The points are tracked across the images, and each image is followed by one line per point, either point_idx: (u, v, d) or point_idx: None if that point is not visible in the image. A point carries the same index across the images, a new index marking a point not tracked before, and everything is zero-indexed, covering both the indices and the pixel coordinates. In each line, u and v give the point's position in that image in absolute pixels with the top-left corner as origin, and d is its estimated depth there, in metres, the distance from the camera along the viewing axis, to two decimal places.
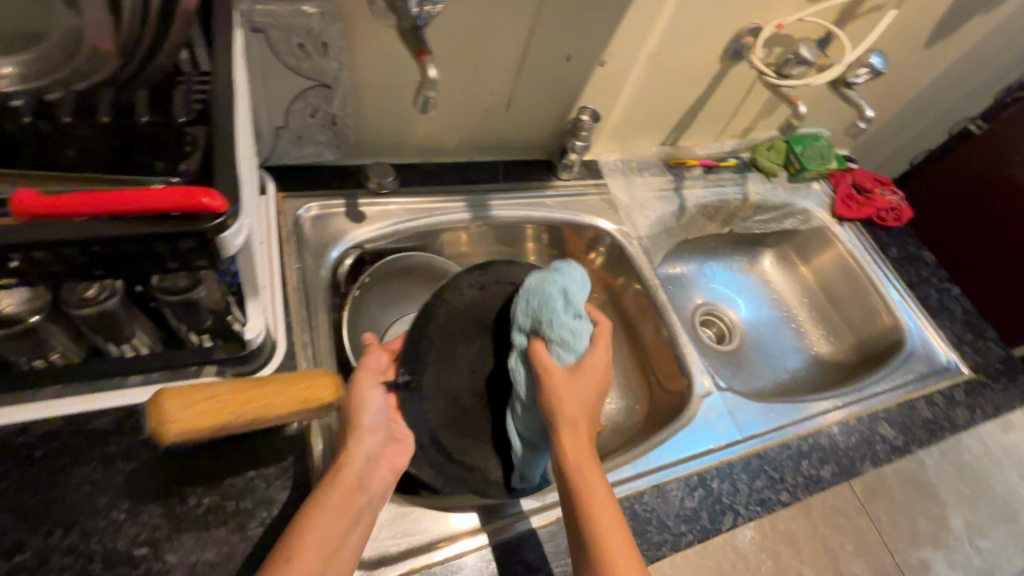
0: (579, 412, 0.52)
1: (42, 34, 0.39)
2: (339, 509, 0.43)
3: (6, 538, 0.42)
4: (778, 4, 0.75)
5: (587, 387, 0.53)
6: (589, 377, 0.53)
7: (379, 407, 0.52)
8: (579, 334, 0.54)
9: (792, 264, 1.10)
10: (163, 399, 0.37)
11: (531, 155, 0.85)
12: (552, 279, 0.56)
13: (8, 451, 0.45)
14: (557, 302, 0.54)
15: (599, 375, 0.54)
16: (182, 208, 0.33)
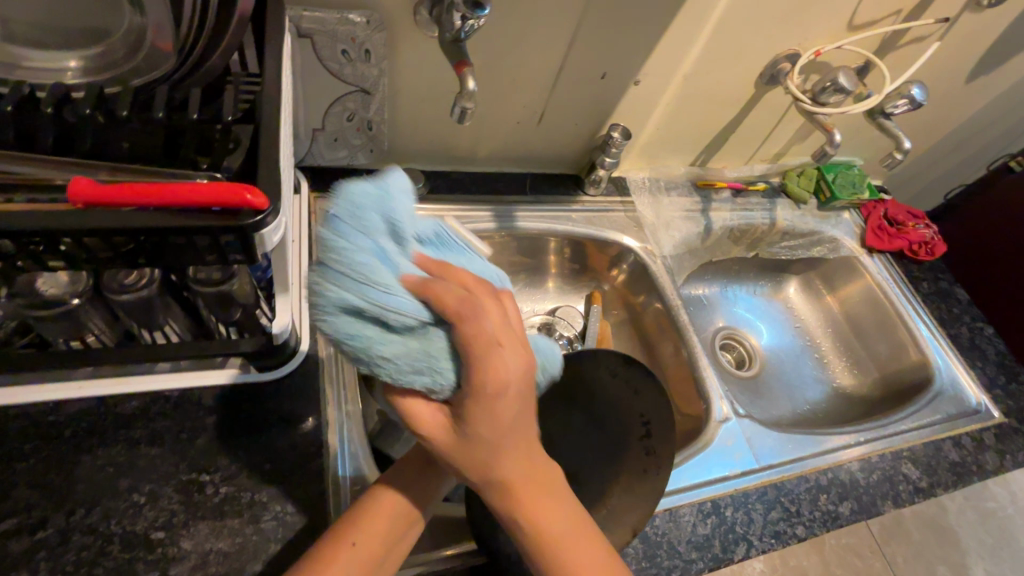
0: (488, 469, 0.37)
1: (104, 31, 0.42)
2: (406, 497, 0.42)
3: (32, 513, 0.43)
4: (817, 32, 0.74)
5: (478, 431, 0.35)
6: (473, 420, 0.35)
7: None
8: (422, 357, 0.33)
9: (818, 293, 1.08)
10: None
11: (559, 169, 0.86)
12: (323, 300, 0.32)
13: (40, 428, 0.46)
14: (356, 331, 0.32)
15: (485, 407, 0.34)
16: (226, 203, 0.34)
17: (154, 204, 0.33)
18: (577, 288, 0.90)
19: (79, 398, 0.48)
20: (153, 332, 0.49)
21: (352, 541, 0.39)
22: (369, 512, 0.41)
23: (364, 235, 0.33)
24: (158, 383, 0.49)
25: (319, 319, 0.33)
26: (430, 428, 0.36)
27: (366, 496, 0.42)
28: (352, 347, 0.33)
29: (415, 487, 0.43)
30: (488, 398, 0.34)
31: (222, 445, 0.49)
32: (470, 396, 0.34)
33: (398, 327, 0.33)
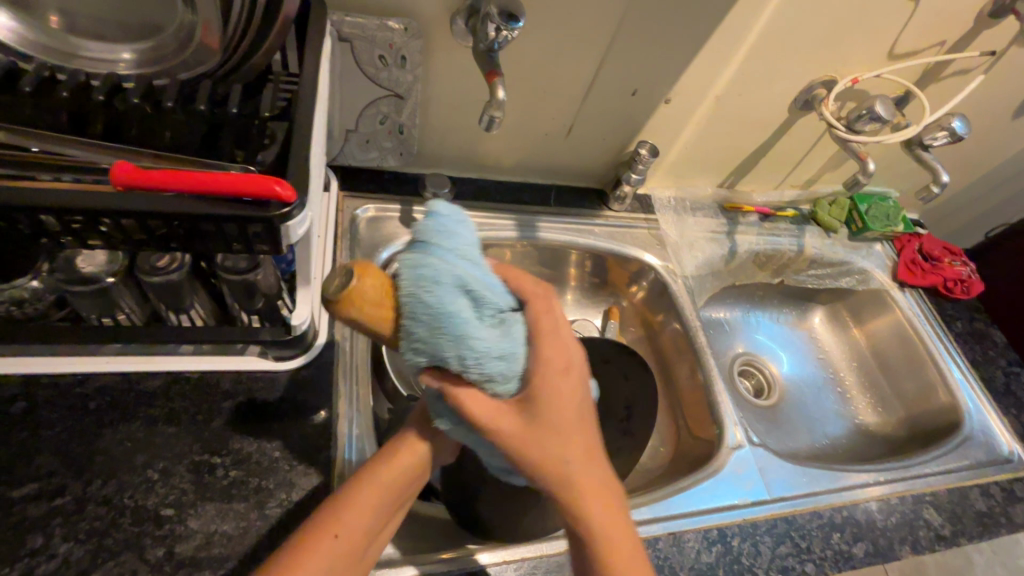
0: (546, 454, 0.37)
1: (158, 27, 0.44)
2: (386, 495, 0.42)
3: (53, 480, 0.45)
4: (854, 59, 0.73)
5: (545, 425, 0.37)
6: (544, 410, 0.37)
7: None
8: (508, 341, 0.35)
9: (844, 325, 1.05)
10: (373, 284, 0.32)
11: (585, 183, 0.86)
12: (424, 272, 0.32)
13: (68, 398, 0.48)
14: (460, 307, 0.32)
15: (556, 388, 0.37)
16: (256, 193, 0.35)
17: (186, 190, 0.35)
18: (595, 303, 0.90)
19: (106, 372, 0.50)
20: (179, 315, 0.51)
21: (333, 535, 0.38)
22: (349, 505, 0.40)
23: (459, 228, 0.35)
24: (182, 363, 0.52)
25: (416, 293, 0.32)
26: (499, 429, 0.36)
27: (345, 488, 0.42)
28: (454, 325, 0.32)
29: (396, 484, 0.43)
30: (555, 379, 0.37)
31: (235, 428, 0.50)
32: (543, 377, 0.37)
33: (488, 310, 0.34)
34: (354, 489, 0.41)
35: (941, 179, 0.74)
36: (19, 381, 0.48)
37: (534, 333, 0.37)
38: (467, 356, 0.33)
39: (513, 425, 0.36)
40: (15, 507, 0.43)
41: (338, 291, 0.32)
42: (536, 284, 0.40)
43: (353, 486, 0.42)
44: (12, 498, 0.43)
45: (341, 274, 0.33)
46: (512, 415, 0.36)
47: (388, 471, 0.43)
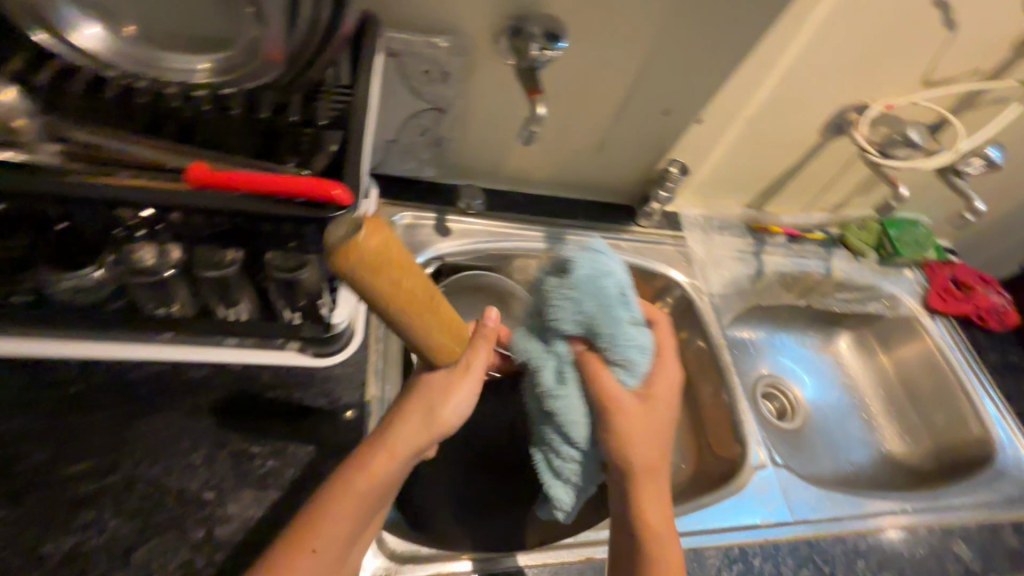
0: (635, 436, 0.49)
1: (226, 40, 0.47)
2: (364, 498, 0.43)
3: (105, 459, 0.47)
4: (888, 85, 0.74)
5: (653, 416, 0.50)
6: (655, 407, 0.51)
7: (465, 400, 0.47)
8: (634, 345, 0.51)
9: (871, 351, 1.04)
10: (371, 244, 0.32)
11: (614, 199, 0.88)
12: (604, 272, 0.50)
13: (121, 383, 0.51)
14: (619, 304, 0.50)
15: (663, 387, 0.53)
16: (316, 195, 0.38)
17: (251, 190, 0.38)
18: None
19: (158, 360, 0.52)
20: (227, 308, 0.53)
21: (312, 549, 0.40)
22: (327, 512, 0.41)
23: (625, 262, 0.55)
24: (228, 355, 0.54)
25: (597, 282, 0.50)
26: (621, 408, 0.49)
27: (323, 495, 0.43)
28: (610, 312, 0.49)
29: (376, 487, 0.43)
30: (664, 382, 0.53)
31: (275, 419, 0.53)
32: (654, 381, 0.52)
33: (634, 318, 0.52)
34: (329, 498, 0.42)
35: (975, 206, 0.73)
36: (75, 365, 0.51)
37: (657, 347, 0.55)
38: (603, 337, 0.49)
39: (637, 410, 0.50)
40: (67, 484, 0.45)
41: (338, 240, 0.32)
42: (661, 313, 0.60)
43: (330, 490, 0.42)
44: (65, 475, 0.46)
45: (345, 224, 0.33)
46: (637, 402, 0.50)
47: (365, 477, 0.43)
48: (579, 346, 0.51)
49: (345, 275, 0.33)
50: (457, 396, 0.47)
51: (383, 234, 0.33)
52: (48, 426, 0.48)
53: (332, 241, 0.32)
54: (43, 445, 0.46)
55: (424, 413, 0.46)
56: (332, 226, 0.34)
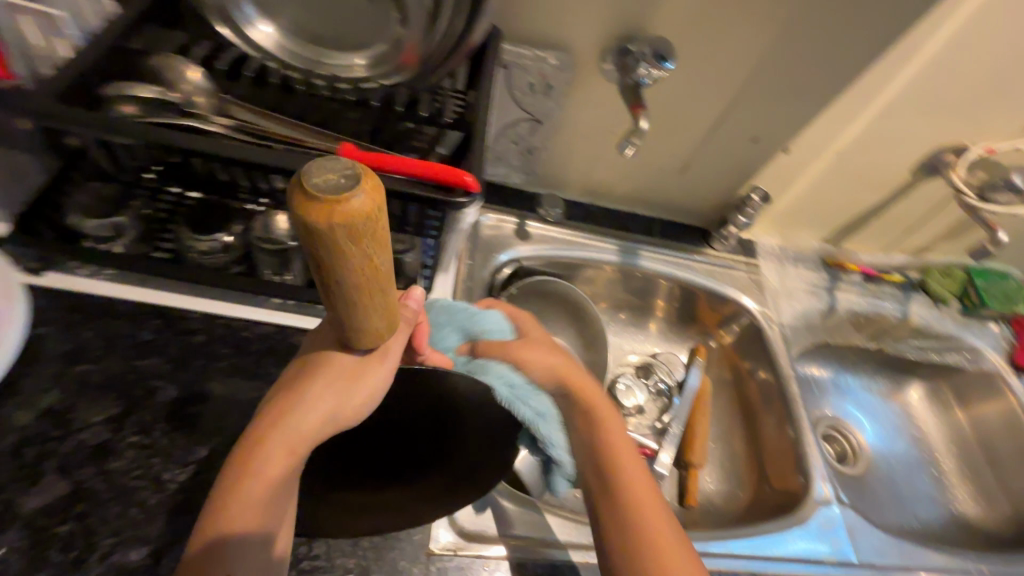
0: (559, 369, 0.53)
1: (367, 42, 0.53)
2: (269, 498, 0.36)
3: (217, 404, 0.51)
4: (990, 129, 0.73)
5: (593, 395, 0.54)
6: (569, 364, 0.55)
7: (378, 389, 0.40)
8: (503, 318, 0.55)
9: (946, 405, 0.99)
10: (366, 210, 0.24)
11: (688, 221, 0.89)
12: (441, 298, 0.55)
13: (233, 338, 0.55)
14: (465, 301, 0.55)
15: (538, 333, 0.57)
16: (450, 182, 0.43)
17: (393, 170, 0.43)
18: (682, 338, 0.92)
19: (268, 321, 0.56)
20: None
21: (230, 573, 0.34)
22: (235, 521, 0.35)
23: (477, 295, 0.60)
24: None
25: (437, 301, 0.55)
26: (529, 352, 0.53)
27: (218, 507, 0.35)
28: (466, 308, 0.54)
29: (279, 487, 0.37)
30: (535, 329, 0.58)
31: None
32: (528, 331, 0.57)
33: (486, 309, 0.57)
34: (221, 506, 0.35)
35: None
36: (198, 317, 0.55)
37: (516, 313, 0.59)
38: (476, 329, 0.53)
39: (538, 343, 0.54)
40: (188, 421, 0.49)
41: (330, 187, 0.22)
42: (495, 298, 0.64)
43: (219, 498, 0.35)
44: (188, 414, 0.50)
45: (336, 168, 0.24)
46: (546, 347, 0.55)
47: (263, 481, 0.36)
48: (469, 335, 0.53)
49: (306, 233, 0.24)
50: (370, 381, 0.39)
51: (377, 202, 0.24)
52: (174, 368, 0.52)
53: (319, 189, 0.23)
54: (170, 384, 0.51)
55: (332, 402, 0.38)
56: (308, 166, 0.24)
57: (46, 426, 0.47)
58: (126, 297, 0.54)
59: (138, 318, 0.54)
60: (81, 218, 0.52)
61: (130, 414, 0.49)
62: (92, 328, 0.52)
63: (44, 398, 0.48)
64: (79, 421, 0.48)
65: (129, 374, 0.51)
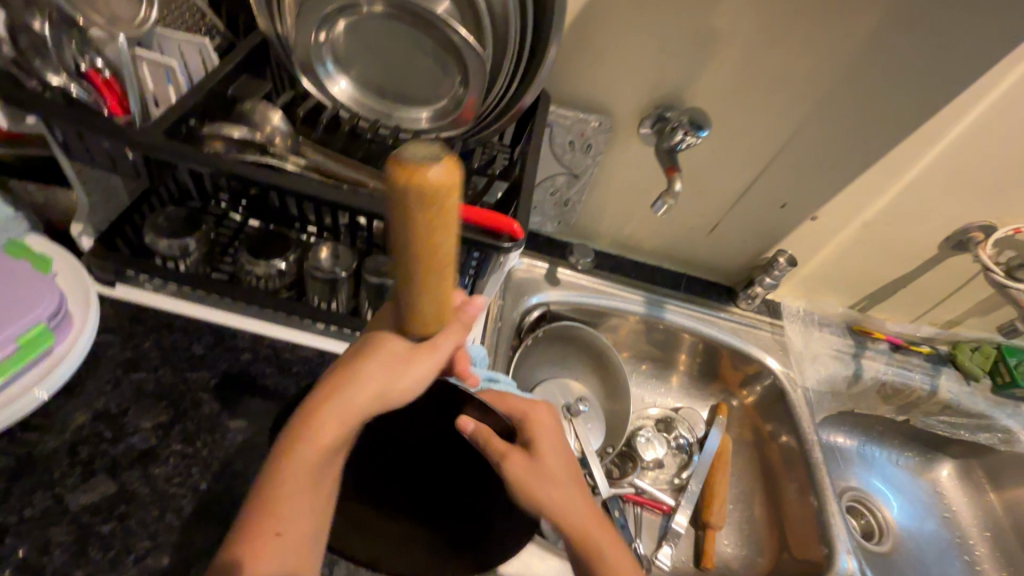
0: (575, 511, 0.46)
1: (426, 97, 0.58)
2: (319, 471, 0.37)
3: (259, 419, 0.53)
4: (1019, 210, 0.73)
5: (569, 490, 0.47)
6: (547, 461, 0.47)
7: (424, 378, 0.37)
8: None
9: (977, 486, 0.97)
10: (439, 183, 0.23)
11: (715, 278, 0.91)
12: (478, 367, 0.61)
13: (278, 359, 0.58)
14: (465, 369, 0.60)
15: (552, 445, 0.49)
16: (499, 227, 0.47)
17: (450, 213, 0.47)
18: (704, 396, 0.92)
19: (311, 345, 0.59)
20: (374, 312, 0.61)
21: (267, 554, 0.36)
22: (282, 491, 0.36)
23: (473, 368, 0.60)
24: None
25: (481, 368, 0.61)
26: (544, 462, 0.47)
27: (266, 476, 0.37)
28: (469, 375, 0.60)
29: (326, 460, 0.37)
30: (552, 440, 0.50)
31: None
32: (543, 447, 0.48)
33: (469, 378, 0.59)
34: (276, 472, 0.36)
35: None
36: (247, 336, 0.59)
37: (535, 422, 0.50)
38: None
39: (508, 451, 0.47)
40: (230, 435, 0.52)
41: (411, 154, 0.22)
42: (519, 398, 0.52)
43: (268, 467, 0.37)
44: (230, 427, 0.52)
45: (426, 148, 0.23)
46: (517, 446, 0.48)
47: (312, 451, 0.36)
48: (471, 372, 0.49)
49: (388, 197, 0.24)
50: (417, 369, 0.37)
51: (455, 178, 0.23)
52: (222, 383, 0.55)
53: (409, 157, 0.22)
54: (216, 398, 0.54)
55: (381, 383, 0.37)
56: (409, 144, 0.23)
57: (100, 428, 0.50)
58: (186, 314, 0.58)
59: (194, 332, 0.58)
60: (152, 238, 0.55)
61: (177, 423, 0.52)
62: (151, 338, 0.56)
63: (101, 400, 0.52)
64: (129, 426, 0.51)
65: (180, 385, 0.54)
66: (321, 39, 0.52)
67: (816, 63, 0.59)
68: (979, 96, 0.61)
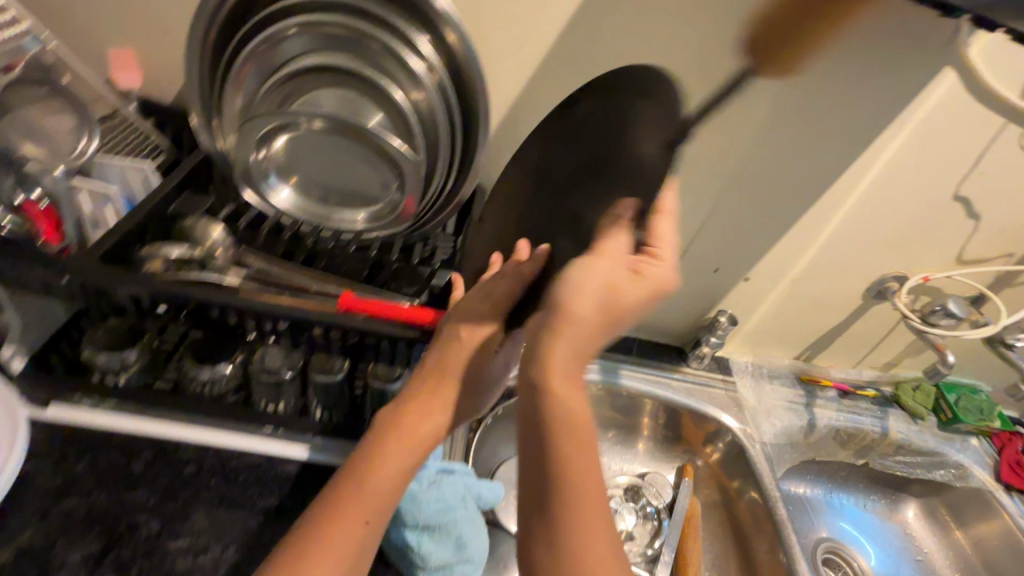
0: (585, 348, 0.40)
1: (360, 192, 0.60)
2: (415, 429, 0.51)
3: (199, 538, 0.51)
4: (924, 261, 0.79)
5: (599, 339, 0.40)
6: (628, 298, 0.40)
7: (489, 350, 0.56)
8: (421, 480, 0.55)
9: (945, 524, 0.97)
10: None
11: (667, 340, 0.94)
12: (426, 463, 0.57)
13: (224, 468, 0.56)
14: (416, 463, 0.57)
15: (639, 291, 0.40)
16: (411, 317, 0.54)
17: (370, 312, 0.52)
18: (669, 457, 0.93)
19: (255, 451, 0.58)
20: (321, 410, 0.60)
21: (367, 520, 0.45)
22: (384, 445, 0.49)
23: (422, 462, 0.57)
24: (311, 453, 0.58)
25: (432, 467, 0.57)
26: (627, 293, 0.40)
27: (379, 439, 0.49)
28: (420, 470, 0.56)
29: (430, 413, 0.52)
30: (638, 286, 0.40)
31: None
32: (642, 285, 0.40)
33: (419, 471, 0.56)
34: (391, 422, 0.51)
35: (949, 358, 0.79)
36: (191, 447, 0.57)
37: (653, 262, 0.42)
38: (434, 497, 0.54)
39: (609, 265, 0.40)
40: (168, 558, 0.49)
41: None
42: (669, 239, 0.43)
43: (384, 425, 0.51)
44: (169, 549, 0.49)
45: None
46: (625, 266, 0.40)
47: (420, 406, 0.52)
48: (641, 204, 0.41)
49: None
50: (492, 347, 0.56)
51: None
52: (161, 500, 0.52)
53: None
54: (154, 517, 0.51)
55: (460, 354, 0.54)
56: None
57: (22, 567, 0.46)
58: (122, 429, 0.56)
59: (133, 448, 0.55)
60: (90, 354, 0.55)
61: (108, 552, 0.48)
62: (86, 460, 0.54)
63: (25, 535, 0.48)
64: (56, 560, 0.47)
65: (115, 508, 0.51)
66: (262, 155, 0.54)
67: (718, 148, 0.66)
68: (864, 169, 0.67)
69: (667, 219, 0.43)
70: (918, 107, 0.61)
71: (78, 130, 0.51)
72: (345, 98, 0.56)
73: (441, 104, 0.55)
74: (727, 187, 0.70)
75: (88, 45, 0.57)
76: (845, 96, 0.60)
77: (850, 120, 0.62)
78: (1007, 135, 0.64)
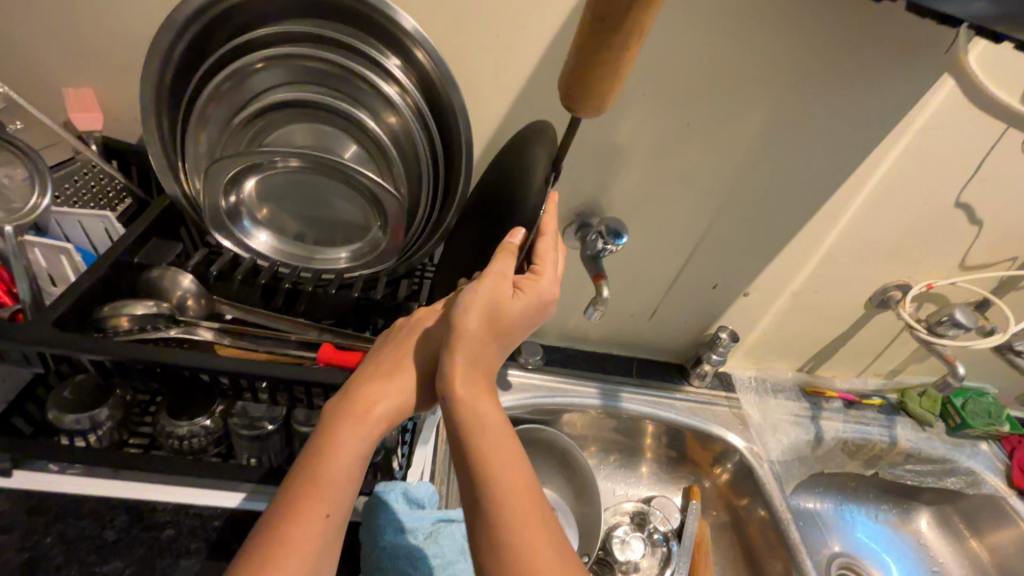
0: (485, 363, 0.42)
1: (341, 224, 0.57)
2: (373, 414, 0.43)
3: None
4: (927, 268, 0.77)
5: (492, 352, 0.42)
6: (515, 311, 0.42)
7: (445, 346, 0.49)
8: (414, 533, 0.51)
9: (959, 533, 0.95)
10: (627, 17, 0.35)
11: (666, 357, 0.92)
12: (416, 508, 0.52)
13: (205, 530, 0.51)
14: (408, 511, 0.51)
15: (525, 303, 0.43)
16: None
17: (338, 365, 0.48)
18: (675, 479, 0.90)
19: (241, 509, 0.53)
20: None
21: (324, 515, 0.38)
22: (339, 433, 0.41)
23: (414, 509, 0.52)
24: None
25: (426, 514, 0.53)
26: (512, 307, 0.42)
27: (331, 426, 0.41)
28: (413, 519, 0.51)
29: (389, 397, 0.44)
30: (522, 300, 0.43)
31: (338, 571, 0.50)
32: (527, 296, 0.44)
33: (411, 521, 0.51)
34: (343, 405, 0.43)
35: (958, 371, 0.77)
36: (169, 508, 0.52)
37: (536, 275, 0.46)
38: (429, 551, 0.51)
39: (493, 284, 0.42)
40: None
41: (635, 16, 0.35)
42: (546, 254, 0.47)
43: (338, 409, 0.42)
44: None
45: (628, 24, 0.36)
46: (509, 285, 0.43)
47: (383, 387, 0.44)
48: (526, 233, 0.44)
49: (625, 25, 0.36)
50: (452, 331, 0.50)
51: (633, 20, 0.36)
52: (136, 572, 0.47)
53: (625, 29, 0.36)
54: None
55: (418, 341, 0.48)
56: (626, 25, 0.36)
57: None
58: (93, 492, 0.52)
59: (106, 514, 0.51)
60: (57, 415, 0.51)
61: None
62: (53, 530, 0.49)
63: None
64: None
65: None
66: (233, 200, 0.51)
67: (716, 160, 0.63)
68: (866, 176, 0.65)
69: (547, 243, 0.48)
70: (919, 112, 0.59)
71: (30, 176, 0.47)
72: (318, 131, 0.53)
73: (419, 127, 0.52)
74: (726, 201, 0.67)
75: (44, 84, 0.54)
76: (846, 104, 0.57)
77: (851, 127, 0.59)
78: (1007, 140, 0.63)
